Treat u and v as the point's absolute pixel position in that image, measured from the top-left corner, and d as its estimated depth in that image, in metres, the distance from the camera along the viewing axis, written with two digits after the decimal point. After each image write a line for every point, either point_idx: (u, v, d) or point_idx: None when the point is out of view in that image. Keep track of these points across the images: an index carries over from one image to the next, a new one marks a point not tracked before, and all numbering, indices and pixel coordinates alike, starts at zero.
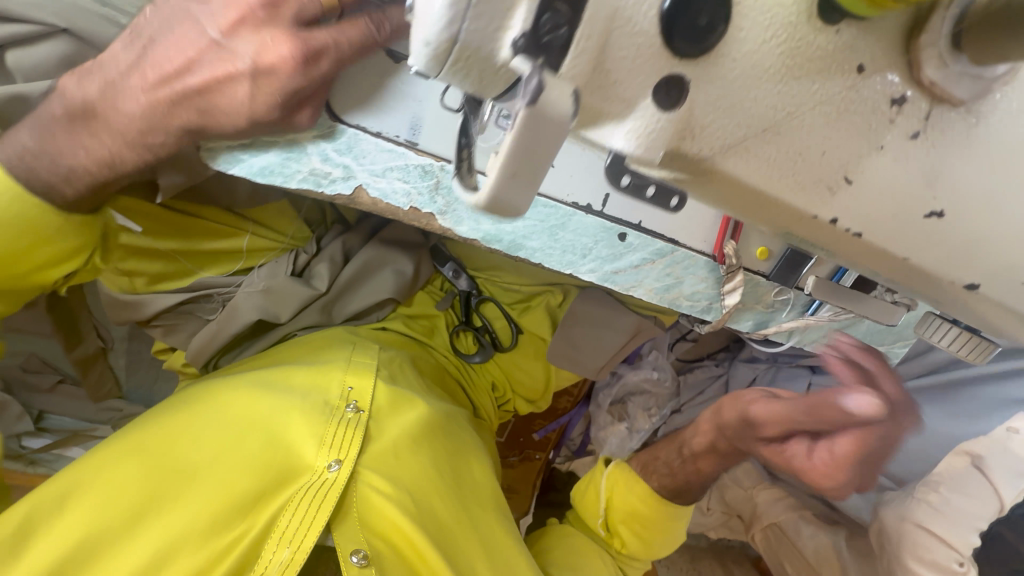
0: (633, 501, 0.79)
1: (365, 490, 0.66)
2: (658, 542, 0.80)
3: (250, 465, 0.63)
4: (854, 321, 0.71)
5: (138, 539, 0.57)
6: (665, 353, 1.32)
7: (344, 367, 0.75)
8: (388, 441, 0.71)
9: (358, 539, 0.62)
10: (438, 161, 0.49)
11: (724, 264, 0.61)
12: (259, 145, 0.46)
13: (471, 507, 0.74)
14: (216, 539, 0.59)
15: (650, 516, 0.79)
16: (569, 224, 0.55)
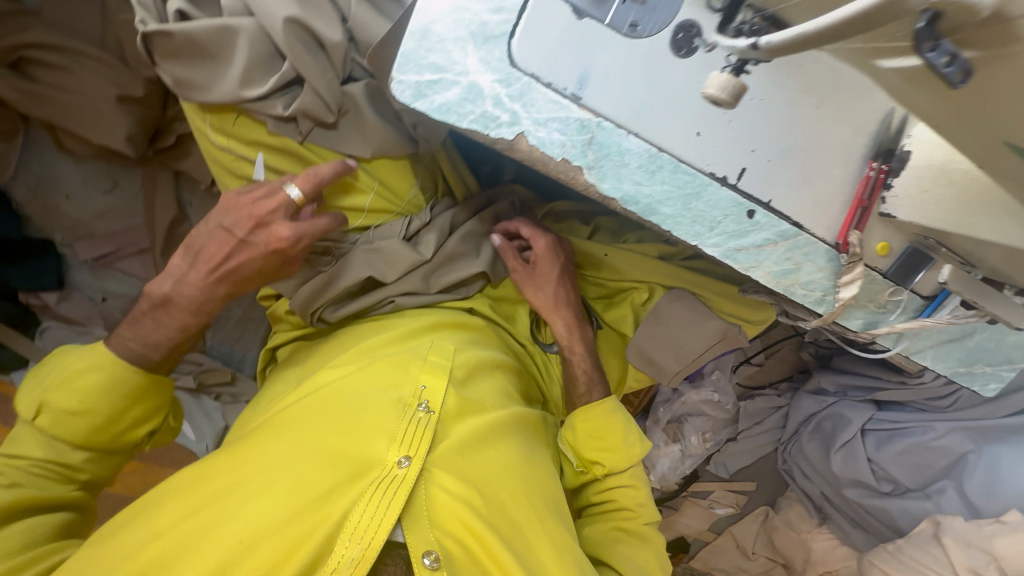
0: (586, 419, 0.75)
1: (434, 491, 0.58)
2: (625, 443, 0.74)
3: (322, 461, 0.57)
4: (960, 333, 0.71)
5: (217, 537, 0.53)
6: (729, 375, 1.29)
7: (420, 362, 0.68)
8: (462, 442, 0.62)
9: (427, 538, 0.55)
10: (596, 117, 0.52)
11: (846, 253, 0.61)
12: (442, 85, 0.49)
13: (554, 524, 0.63)
14: (285, 540, 0.53)
15: (599, 422, 0.74)
16: (703, 195, 0.57)
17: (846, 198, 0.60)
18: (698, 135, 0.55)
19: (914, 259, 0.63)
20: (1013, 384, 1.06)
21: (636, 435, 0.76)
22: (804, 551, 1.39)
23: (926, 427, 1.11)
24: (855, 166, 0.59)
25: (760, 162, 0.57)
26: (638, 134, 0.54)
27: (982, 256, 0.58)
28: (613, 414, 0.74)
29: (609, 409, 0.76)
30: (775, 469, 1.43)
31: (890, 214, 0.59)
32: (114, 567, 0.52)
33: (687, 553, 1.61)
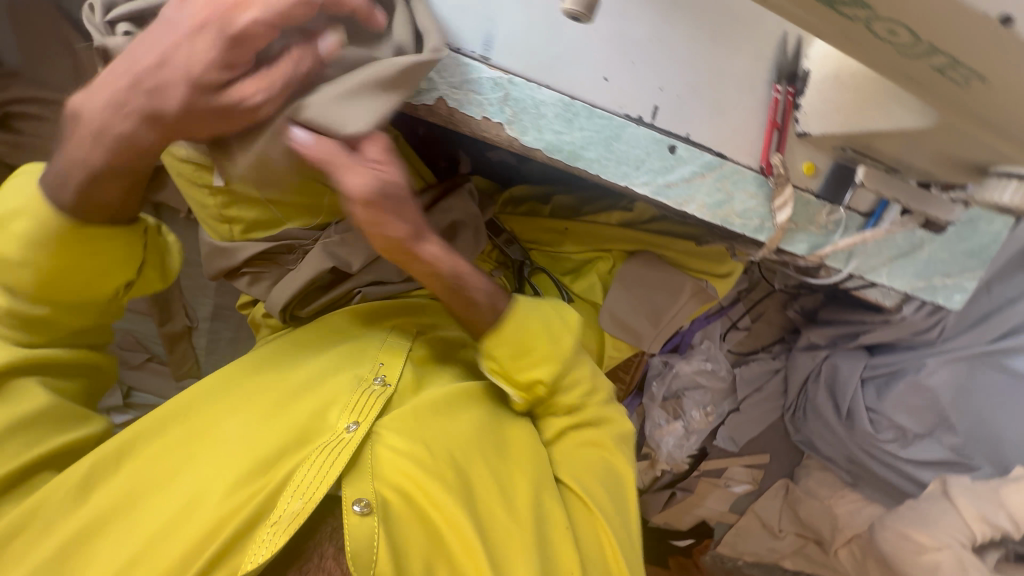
0: (518, 330, 0.65)
1: (380, 450, 0.63)
2: (555, 348, 0.67)
3: (275, 427, 0.62)
4: (911, 245, 0.72)
5: (160, 498, 0.57)
6: (718, 344, 1.30)
7: (380, 342, 0.73)
8: (416, 407, 0.66)
9: (365, 488, 0.59)
10: (506, 75, 0.57)
11: (773, 176, 0.64)
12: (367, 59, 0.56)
13: (505, 476, 0.65)
14: (230, 497, 0.57)
15: (515, 339, 0.65)
16: (622, 135, 0.60)
17: (762, 123, 0.64)
18: (606, 80, 0.59)
19: (841, 174, 0.66)
20: (993, 306, 1.07)
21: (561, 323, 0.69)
22: (831, 518, 1.34)
23: (919, 365, 1.10)
24: (762, 93, 0.63)
25: (670, 99, 0.61)
26: (549, 86, 0.58)
27: (911, 160, 0.58)
28: (532, 315, 0.66)
29: (525, 313, 0.66)
30: (789, 438, 1.40)
31: (805, 131, 0.62)
32: (70, 515, 0.56)
33: (713, 539, 1.52)
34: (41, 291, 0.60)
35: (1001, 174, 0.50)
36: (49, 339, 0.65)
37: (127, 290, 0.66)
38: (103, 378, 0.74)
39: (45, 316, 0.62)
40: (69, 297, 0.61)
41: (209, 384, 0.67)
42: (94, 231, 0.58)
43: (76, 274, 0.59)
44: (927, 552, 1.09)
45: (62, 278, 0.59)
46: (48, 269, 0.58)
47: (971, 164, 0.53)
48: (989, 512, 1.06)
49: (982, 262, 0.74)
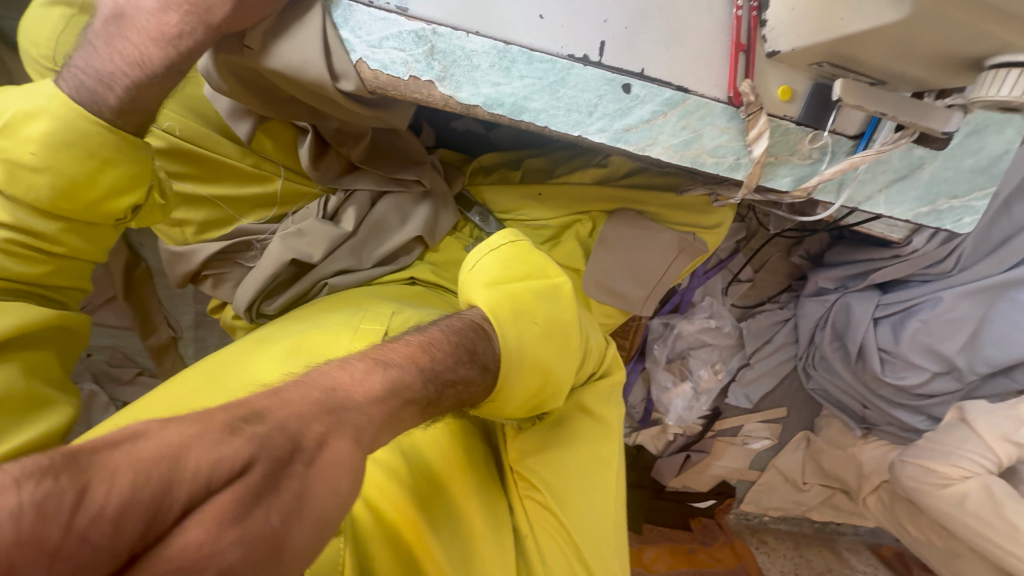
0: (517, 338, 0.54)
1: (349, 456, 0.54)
2: (557, 358, 0.56)
3: None
4: (912, 167, 0.65)
5: None
6: (722, 299, 1.23)
7: (352, 331, 0.65)
8: None
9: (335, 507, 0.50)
10: (429, 25, 0.52)
11: (742, 106, 0.57)
12: (294, 20, 0.53)
13: (485, 480, 0.58)
14: None
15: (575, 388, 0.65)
16: (568, 79, 0.55)
17: (726, 48, 0.57)
18: (542, 18, 0.53)
19: (822, 95, 0.58)
20: (1015, 228, 0.96)
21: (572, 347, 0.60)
22: (856, 466, 1.29)
23: (935, 299, 1.02)
24: (720, 12, 0.56)
25: (618, 31, 0.55)
26: (479, 33, 0.53)
27: (903, 69, 0.51)
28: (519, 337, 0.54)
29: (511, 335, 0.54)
30: (803, 389, 1.33)
31: (774, 50, 0.55)
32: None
33: (735, 497, 1.49)
34: (59, 206, 0.55)
35: (999, 67, 0.44)
36: (39, 268, 0.58)
37: (134, 218, 0.61)
38: (74, 343, 0.66)
39: (49, 236, 0.57)
40: (83, 216, 0.57)
41: (173, 384, 0.61)
42: (121, 142, 0.54)
43: (93, 190, 0.55)
44: (953, 484, 1.06)
45: (82, 190, 0.54)
46: (68, 175, 0.53)
47: (967, 65, 0.46)
48: (1009, 430, 1.04)
49: (994, 177, 0.66)
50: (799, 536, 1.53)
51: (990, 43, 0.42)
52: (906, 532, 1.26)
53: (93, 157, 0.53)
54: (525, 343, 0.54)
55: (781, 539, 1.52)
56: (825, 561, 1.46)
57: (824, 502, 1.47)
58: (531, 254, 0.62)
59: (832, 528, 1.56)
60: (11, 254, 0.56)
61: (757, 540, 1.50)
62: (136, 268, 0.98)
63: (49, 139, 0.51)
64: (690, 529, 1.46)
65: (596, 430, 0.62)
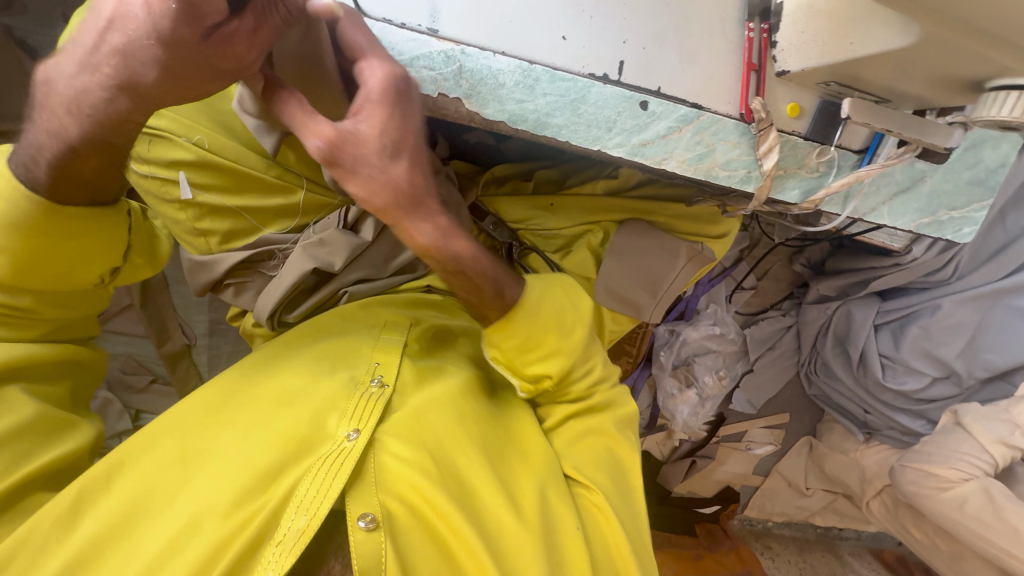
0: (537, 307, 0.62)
1: (383, 459, 0.57)
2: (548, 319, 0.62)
3: (273, 436, 0.56)
4: (914, 180, 0.68)
5: (152, 525, 0.51)
6: (725, 307, 1.26)
7: (373, 342, 0.68)
8: (418, 407, 0.61)
9: (369, 502, 0.54)
10: (458, 46, 0.54)
11: (753, 122, 0.60)
12: None
13: (512, 470, 0.61)
14: (230, 518, 0.51)
15: (530, 332, 0.60)
16: (589, 97, 0.57)
17: (737, 67, 0.60)
18: (565, 39, 0.56)
19: (828, 112, 0.61)
20: (1009, 237, 0.99)
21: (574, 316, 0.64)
22: (858, 471, 1.31)
23: (934, 306, 1.05)
24: (733, 34, 0.59)
25: (636, 51, 0.57)
26: (505, 53, 0.55)
27: (903, 88, 0.54)
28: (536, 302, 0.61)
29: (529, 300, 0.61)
30: (805, 396, 1.37)
31: (784, 69, 0.58)
32: (50, 554, 0.49)
33: (739, 503, 1.51)
34: (24, 283, 0.55)
35: (998, 89, 0.46)
36: (28, 332, 0.60)
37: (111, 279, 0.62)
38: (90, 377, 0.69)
39: (27, 307, 0.58)
40: (55, 288, 0.58)
41: (205, 391, 0.62)
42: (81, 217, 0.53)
43: (57, 262, 0.55)
44: (953, 486, 1.07)
45: (46, 264, 0.54)
46: (30, 257, 0.53)
47: (967, 86, 0.49)
48: (1005, 434, 1.06)
49: (990, 189, 0.69)
50: (802, 541, 1.55)
51: (990, 66, 0.45)
52: (908, 536, 1.28)
53: (43, 236, 0.52)
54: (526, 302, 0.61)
55: (785, 544, 1.53)
56: (828, 565, 1.48)
57: (827, 507, 1.49)
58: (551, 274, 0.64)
59: (834, 533, 1.57)
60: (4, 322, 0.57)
61: (761, 545, 1.51)
62: (151, 278, 0.98)
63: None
64: (695, 535, 1.48)
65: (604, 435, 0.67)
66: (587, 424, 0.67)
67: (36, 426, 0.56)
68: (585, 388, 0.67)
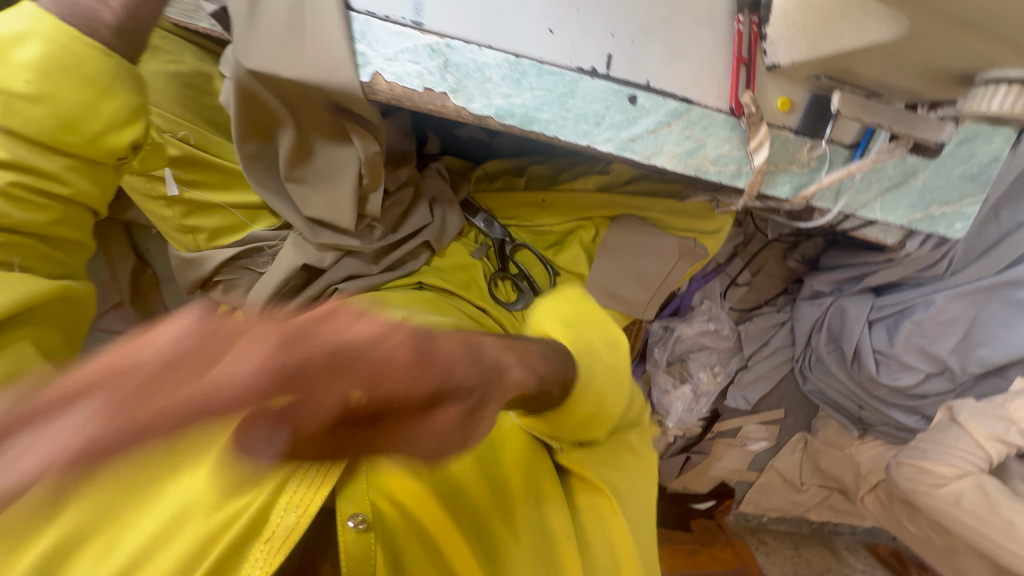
0: (597, 375, 0.63)
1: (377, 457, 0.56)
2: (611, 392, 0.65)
3: None
4: (906, 175, 0.67)
5: (144, 515, 0.51)
6: (720, 303, 1.26)
7: None
8: None
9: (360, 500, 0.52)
10: (442, 39, 0.54)
11: (743, 116, 0.59)
12: (313, 30, 0.53)
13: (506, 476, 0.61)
14: (218, 511, 0.51)
15: (587, 400, 0.62)
16: (577, 91, 0.57)
17: (727, 60, 0.59)
18: (551, 32, 0.55)
19: (820, 106, 0.61)
20: (1002, 232, 0.99)
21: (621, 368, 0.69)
22: (853, 467, 1.32)
23: (928, 301, 1.04)
24: (723, 27, 0.59)
25: (624, 45, 0.57)
26: (491, 47, 0.55)
27: (894, 82, 0.53)
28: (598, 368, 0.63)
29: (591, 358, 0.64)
30: (800, 391, 1.36)
31: (774, 63, 0.57)
32: (32, 539, 0.47)
33: (734, 498, 1.51)
34: (59, 142, 0.53)
35: (988, 82, 0.46)
36: (48, 216, 0.56)
37: (136, 159, 0.59)
38: (80, 315, 0.63)
39: (54, 176, 0.55)
40: (86, 154, 0.55)
41: None
42: (113, 65, 0.53)
43: (94, 120, 0.53)
44: (948, 482, 1.08)
45: (82, 121, 0.52)
46: (66, 105, 0.51)
47: (958, 79, 0.48)
48: (1001, 431, 1.06)
49: (983, 185, 0.69)
50: (798, 537, 1.55)
51: (980, 60, 0.44)
52: (904, 531, 1.28)
53: (91, 84, 0.52)
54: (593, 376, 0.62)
55: (781, 540, 1.54)
56: (824, 561, 1.48)
57: (822, 503, 1.50)
58: (587, 312, 0.69)
59: (829, 528, 1.58)
60: (14, 198, 0.53)
61: (757, 540, 1.52)
62: (143, 274, 0.98)
63: (40, 69, 0.49)
64: (690, 531, 1.48)
65: (621, 459, 0.70)
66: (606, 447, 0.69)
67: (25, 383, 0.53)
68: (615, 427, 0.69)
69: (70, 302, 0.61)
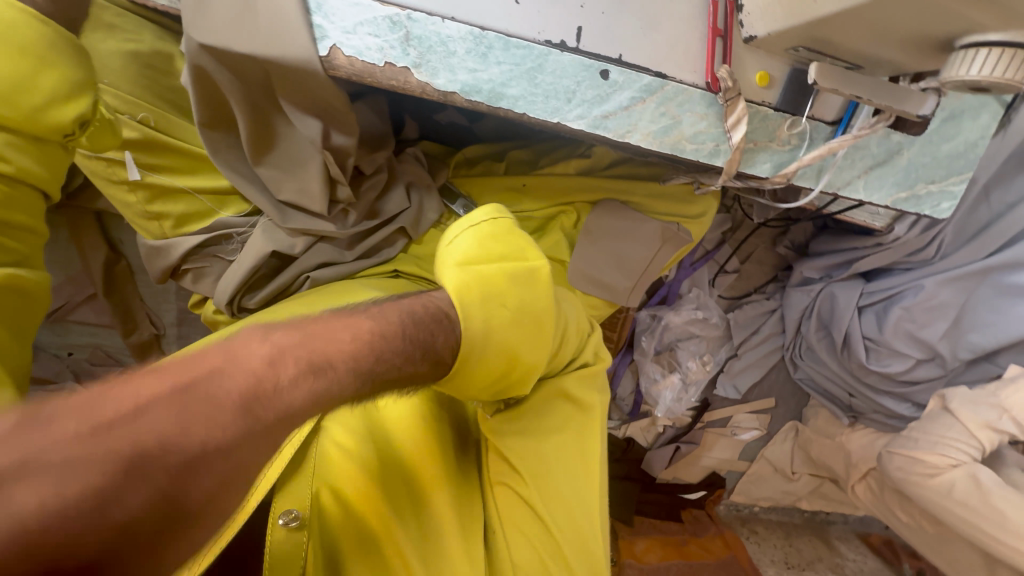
0: (500, 306, 0.52)
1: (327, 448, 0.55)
2: (506, 325, 0.51)
3: None
4: (890, 151, 0.65)
5: None
6: (708, 291, 1.24)
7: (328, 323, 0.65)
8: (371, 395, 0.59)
9: (298, 497, 0.48)
10: (404, 11, 0.52)
11: (721, 92, 0.57)
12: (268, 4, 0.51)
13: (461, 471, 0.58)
14: None
15: (496, 342, 0.51)
16: (546, 65, 0.54)
17: (702, 33, 0.57)
18: (518, 4, 0.53)
19: (799, 80, 0.59)
20: (993, 215, 0.97)
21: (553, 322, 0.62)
22: (844, 455, 1.30)
23: (917, 286, 1.02)
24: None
25: (594, 17, 0.55)
26: (454, 19, 0.52)
27: (877, 52, 0.51)
28: (509, 302, 0.53)
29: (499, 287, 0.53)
30: (791, 379, 1.35)
31: (752, 34, 0.55)
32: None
33: (725, 489, 1.50)
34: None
35: (968, 47, 0.43)
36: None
37: (85, 136, 0.59)
38: (33, 309, 0.61)
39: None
40: (28, 130, 0.56)
41: (148, 368, 0.59)
42: (49, 32, 0.54)
43: (31, 90, 0.53)
44: (940, 473, 1.06)
45: (21, 90, 0.53)
46: (2, 74, 0.52)
47: (939, 46, 0.46)
48: (993, 418, 1.05)
49: (970, 163, 0.67)
50: (789, 526, 1.54)
51: (962, 23, 0.42)
52: (895, 519, 1.27)
53: (28, 51, 0.53)
54: (491, 327, 0.50)
55: (772, 529, 1.53)
56: (815, 550, 1.48)
57: (812, 492, 1.49)
58: (512, 232, 0.58)
59: (822, 518, 1.57)
60: None
61: (748, 531, 1.51)
62: (116, 265, 0.96)
63: None
64: (680, 521, 1.47)
65: (569, 417, 0.60)
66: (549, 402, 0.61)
67: None
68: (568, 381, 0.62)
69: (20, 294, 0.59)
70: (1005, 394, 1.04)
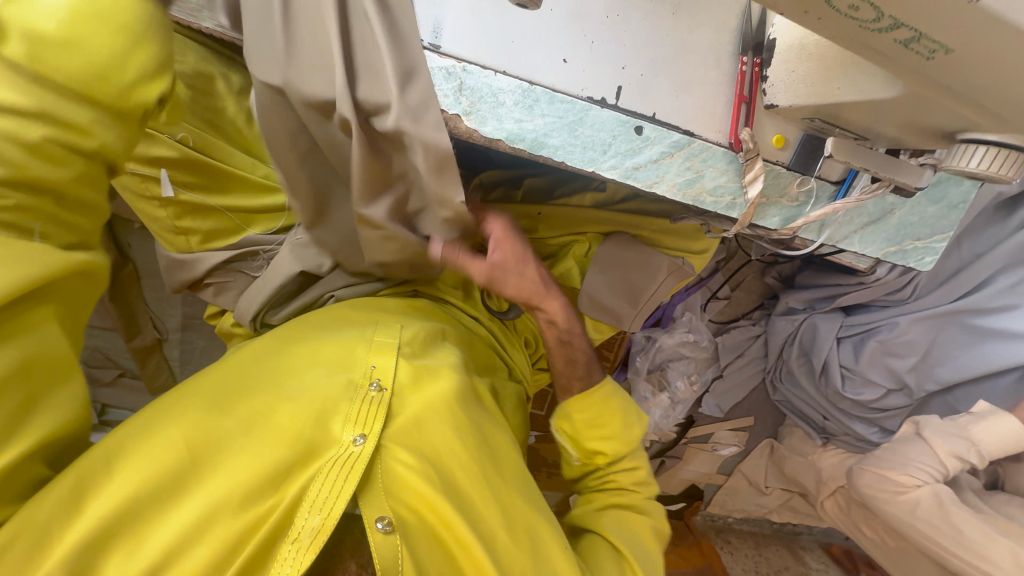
0: (610, 404, 0.76)
1: (390, 464, 0.59)
2: (624, 428, 0.76)
3: (278, 437, 0.57)
4: (883, 211, 0.72)
5: (162, 521, 0.50)
6: (700, 315, 1.30)
7: (367, 343, 0.68)
8: (417, 411, 0.62)
9: (381, 507, 0.56)
10: (459, 63, 0.55)
11: (741, 151, 0.62)
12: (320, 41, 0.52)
13: (508, 492, 0.63)
14: (243, 512, 0.52)
15: (597, 408, 0.76)
16: (587, 119, 0.58)
17: (729, 98, 0.62)
18: (566, 62, 0.57)
19: (810, 145, 0.64)
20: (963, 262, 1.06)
21: (632, 416, 0.78)
22: (815, 472, 1.39)
23: (893, 323, 1.11)
24: (726, 67, 0.62)
25: (634, 78, 0.59)
26: (506, 73, 0.56)
27: (879, 129, 0.56)
28: (613, 397, 0.76)
29: (606, 393, 0.77)
30: (770, 400, 1.44)
31: (772, 103, 0.60)
32: (53, 542, 0.46)
33: (702, 500, 1.58)
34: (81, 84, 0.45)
35: (969, 142, 0.49)
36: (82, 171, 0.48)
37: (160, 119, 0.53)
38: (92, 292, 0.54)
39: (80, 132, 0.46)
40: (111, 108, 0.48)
41: (198, 385, 0.60)
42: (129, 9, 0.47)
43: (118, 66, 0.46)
44: (907, 491, 1.15)
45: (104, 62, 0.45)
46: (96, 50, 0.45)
47: (941, 136, 0.52)
48: (962, 450, 1.10)
49: (952, 224, 0.74)
50: (760, 536, 1.64)
51: (963, 122, 0.47)
52: (859, 534, 1.37)
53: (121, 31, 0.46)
54: (609, 397, 0.76)
55: (744, 539, 1.62)
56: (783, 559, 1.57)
57: (782, 505, 1.58)
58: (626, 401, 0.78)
59: (789, 528, 1.67)
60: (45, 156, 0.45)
61: (722, 540, 1.59)
62: (122, 269, 0.94)
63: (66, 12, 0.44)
64: None
65: (631, 517, 0.72)
66: (617, 510, 0.73)
67: (37, 370, 0.47)
68: (627, 479, 0.76)
69: (87, 279, 0.53)
70: (976, 428, 1.09)
